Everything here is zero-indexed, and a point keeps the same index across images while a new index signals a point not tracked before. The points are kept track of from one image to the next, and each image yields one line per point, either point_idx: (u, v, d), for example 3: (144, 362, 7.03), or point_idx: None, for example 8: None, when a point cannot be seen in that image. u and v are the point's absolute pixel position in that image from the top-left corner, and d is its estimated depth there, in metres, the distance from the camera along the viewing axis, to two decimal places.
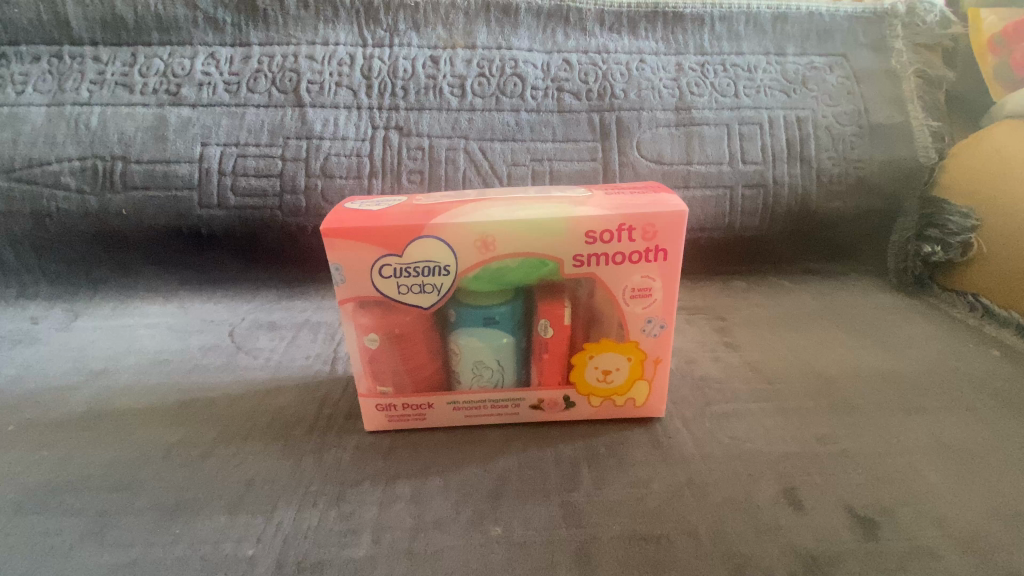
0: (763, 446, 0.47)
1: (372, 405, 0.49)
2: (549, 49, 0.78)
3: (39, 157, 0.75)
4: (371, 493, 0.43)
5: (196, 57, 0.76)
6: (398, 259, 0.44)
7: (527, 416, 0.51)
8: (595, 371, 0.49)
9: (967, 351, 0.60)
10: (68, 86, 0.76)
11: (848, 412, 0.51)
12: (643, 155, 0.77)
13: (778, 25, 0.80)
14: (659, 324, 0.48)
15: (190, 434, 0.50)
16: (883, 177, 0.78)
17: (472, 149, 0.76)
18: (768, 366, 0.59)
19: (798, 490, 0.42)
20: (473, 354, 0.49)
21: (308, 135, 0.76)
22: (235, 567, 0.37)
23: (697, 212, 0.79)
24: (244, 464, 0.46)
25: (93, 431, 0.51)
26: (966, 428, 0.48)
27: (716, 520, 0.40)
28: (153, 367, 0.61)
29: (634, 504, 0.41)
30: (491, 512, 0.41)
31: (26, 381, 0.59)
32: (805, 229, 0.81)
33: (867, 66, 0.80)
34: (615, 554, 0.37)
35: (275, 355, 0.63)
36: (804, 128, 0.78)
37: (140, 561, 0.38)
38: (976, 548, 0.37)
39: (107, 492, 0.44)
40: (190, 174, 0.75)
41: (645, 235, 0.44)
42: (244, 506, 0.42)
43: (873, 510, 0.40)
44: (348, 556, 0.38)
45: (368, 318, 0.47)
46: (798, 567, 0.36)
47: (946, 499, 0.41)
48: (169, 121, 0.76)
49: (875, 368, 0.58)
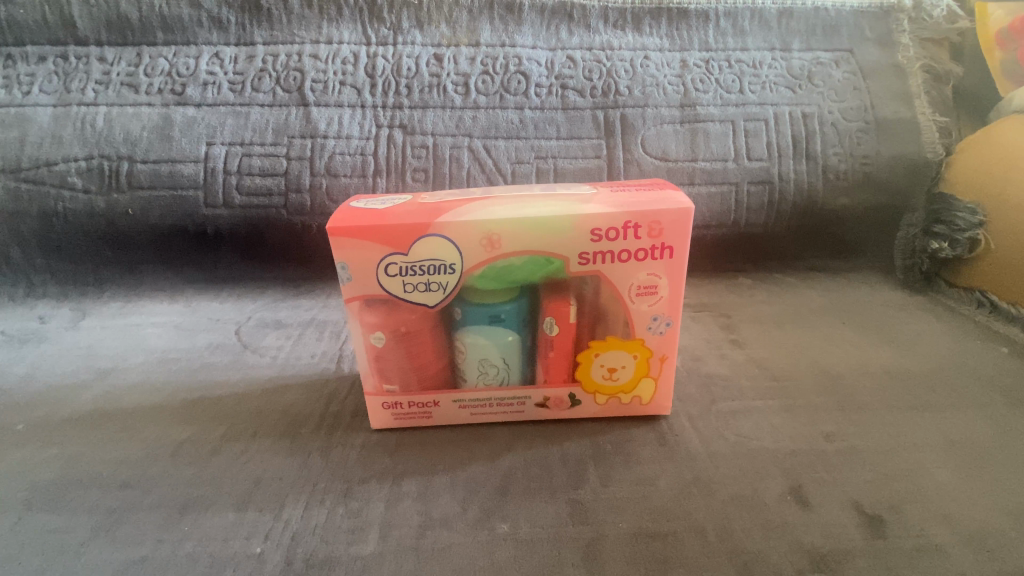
0: (770, 444, 0.47)
1: (379, 403, 0.49)
2: (553, 46, 0.78)
3: (45, 157, 0.75)
4: (379, 491, 0.43)
5: (201, 57, 0.77)
6: (403, 259, 0.44)
7: (533, 415, 0.51)
8: (601, 369, 0.49)
9: (976, 349, 0.60)
10: (74, 86, 0.76)
11: (855, 410, 0.51)
12: (647, 151, 0.77)
13: (783, 21, 0.79)
14: (665, 322, 0.48)
15: (198, 432, 0.50)
16: (889, 174, 0.78)
17: (477, 148, 0.76)
18: (774, 363, 0.59)
19: (806, 487, 0.42)
20: (479, 353, 0.49)
21: (312, 134, 0.76)
22: (245, 564, 0.38)
23: (702, 209, 0.79)
24: (252, 461, 0.47)
25: (101, 431, 0.51)
26: (975, 426, 0.48)
27: (723, 517, 0.40)
28: (160, 366, 0.61)
29: (642, 502, 0.41)
30: (498, 509, 0.41)
31: (34, 380, 0.59)
32: (811, 225, 0.81)
33: (874, 60, 0.79)
34: (622, 551, 0.37)
35: (282, 354, 0.63)
36: (810, 125, 0.78)
37: (150, 558, 0.38)
38: (984, 545, 0.37)
39: (117, 489, 0.44)
40: (195, 174, 0.76)
41: (650, 232, 0.44)
42: (253, 502, 0.43)
43: (881, 508, 0.40)
44: (355, 554, 0.38)
45: (374, 316, 0.47)
46: (806, 564, 0.36)
47: (954, 496, 0.41)
48: (174, 120, 0.76)
49: (883, 365, 0.58)
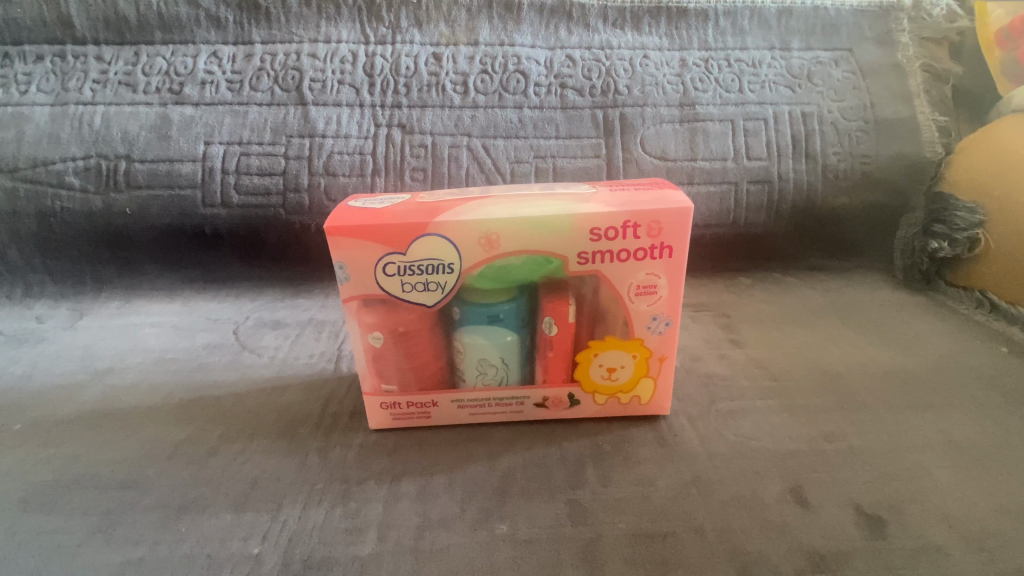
0: (770, 444, 0.47)
1: (378, 404, 0.49)
2: (552, 45, 0.78)
3: (43, 156, 0.75)
4: (377, 491, 0.43)
5: (198, 56, 0.76)
6: (401, 258, 0.44)
7: (532, 415, 0.50)
8: (600, 369, 0.49)
9: (975, 348, 0.60)
10: (71, 86, 0.76)
11: (855, 409, 0.51)
12: (647, 151, 0.77)
13: (783, 20, 0.79)
14: (665, 322, 0.48)
15: (196, 433, 0.50)
16: (889, 173, 0.78)
17: (475, 147, 0.76)
18: (774, 363, 0.59)
19: (805, 488, 0.42)
20: (478, 353, 0.48)
21: (310, 133, 0.76)
22: (242, 565, 0.38)
23: (701, 208, 0.78)
24: (250, 461, 0.47)
25: (99, 431, 0.51)
26: (974, 425, 0.48)
27: (722, 517, 0.40)
28: (158, 366, 0.61)
29: (641, 502, 0.41)
30: (497, 510, 0.41)
31: (32, 380, 0.59)
32: (811, 225, 0.81)
33: (874, 60, 0.79)
34: (621, 552, 0.37)
35: (280, 354, 0.63)
36: (810, 124, 0.78)
37: (147, 559, 0.38)
38: (984, 546, 0.37)
39: (114, 490, 0.44)
40: (193, 173, 0.75)
41: (650, 232, 0.44)
42: (251, 503, 0.42)
43: (881, 509, 0.40)
44: (353, 554, 0.38)
45: (372, 316, 0.47)
46: (806, 564, 0.36)
47: (954, 496, 0.41)
48: (172, 120, 0.76)
49: (883, 365, 0.57)
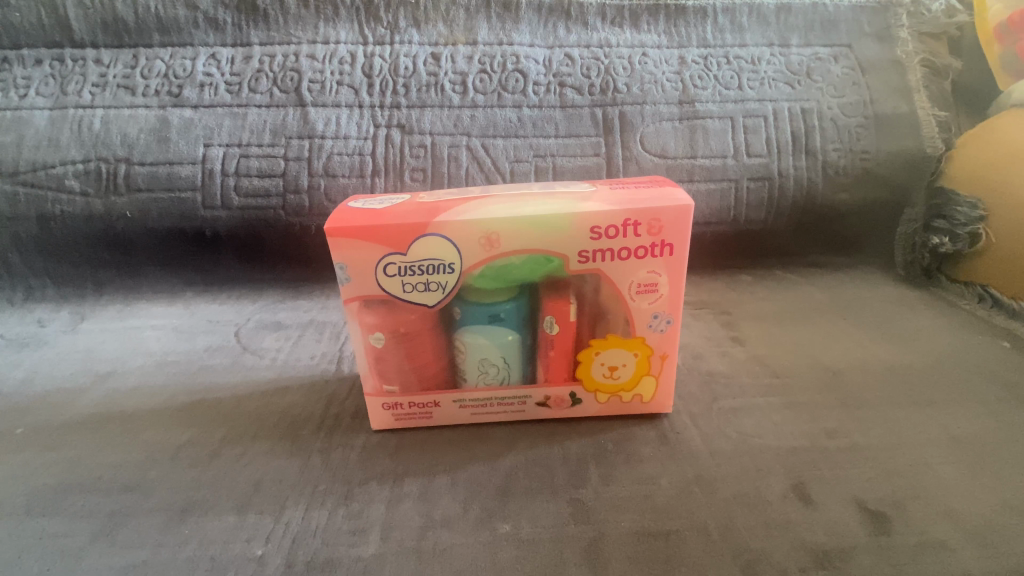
0: (772, 441, 0.47)
1: (379, 404, 0.49)
2: (550, 43, 0.78)
3: (43, 160, 0.75)
4: (380, 492, 0.43)
5: (197, 58, 0.76)
6: (401, 258, 0.44)
7: (534, 414, 0.50)
8: (601, 368, 0.49)
9: (978, 344, 0.59)
10: (71, 89, 0.76)
11: (857, 406, 0.51)
12: (646, 149, 0.76)
13: (781, 16, 0.79)
14: (666, 320, 0.48)
15: (198, 435, 0.50)
16: (889, 169, 0.77)
17: (474, 146, 0.76)
18: (775, 361, 0.58)
19: (809, 485, 0.42)
20: (479, 353, 0.48)
21: (310, 134, 0.76)
22: (245, 567, 0.38)
23: (702, 206, 0.78)
24: (252, 463, 0.47)
25: (101, 435, 0.51)
26: (977, 421, 0.48)
27: (726, 515, 0.40)
28: (160, 369, 0.61)
29: (644, 500, 0.41)
30: (500, 510, 0.41)
31: (34, 384, 0.59)
32: (811, 222, 0.80)
33: (873, 55, 0.79)
34: (624, 551, 0.37)
35: (281, 355, 0.63)
36: (809, 121, 0.78)
37: (151, 562, 0.38)
38: (988, 542, 0.37)
39: (117, 493, 0.44)
40: (192, 176, 0.76)
41: (650, 230, 0.44)
42: (253, 505, 0.42)
43: (885, 505, 0.40)
44: (356, 555, 0.38)
45: (373, 317, 0.47)
46: (810, 562, 0.36)
47: (958, 492, 0.41)
48: (171, 122, 0.75)
49: (884, 361, 0.57)
